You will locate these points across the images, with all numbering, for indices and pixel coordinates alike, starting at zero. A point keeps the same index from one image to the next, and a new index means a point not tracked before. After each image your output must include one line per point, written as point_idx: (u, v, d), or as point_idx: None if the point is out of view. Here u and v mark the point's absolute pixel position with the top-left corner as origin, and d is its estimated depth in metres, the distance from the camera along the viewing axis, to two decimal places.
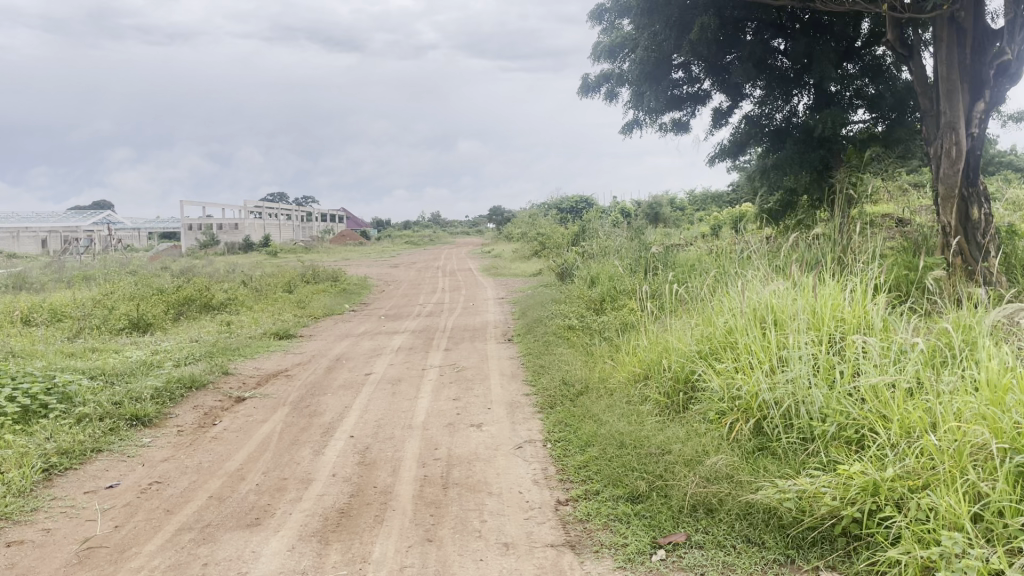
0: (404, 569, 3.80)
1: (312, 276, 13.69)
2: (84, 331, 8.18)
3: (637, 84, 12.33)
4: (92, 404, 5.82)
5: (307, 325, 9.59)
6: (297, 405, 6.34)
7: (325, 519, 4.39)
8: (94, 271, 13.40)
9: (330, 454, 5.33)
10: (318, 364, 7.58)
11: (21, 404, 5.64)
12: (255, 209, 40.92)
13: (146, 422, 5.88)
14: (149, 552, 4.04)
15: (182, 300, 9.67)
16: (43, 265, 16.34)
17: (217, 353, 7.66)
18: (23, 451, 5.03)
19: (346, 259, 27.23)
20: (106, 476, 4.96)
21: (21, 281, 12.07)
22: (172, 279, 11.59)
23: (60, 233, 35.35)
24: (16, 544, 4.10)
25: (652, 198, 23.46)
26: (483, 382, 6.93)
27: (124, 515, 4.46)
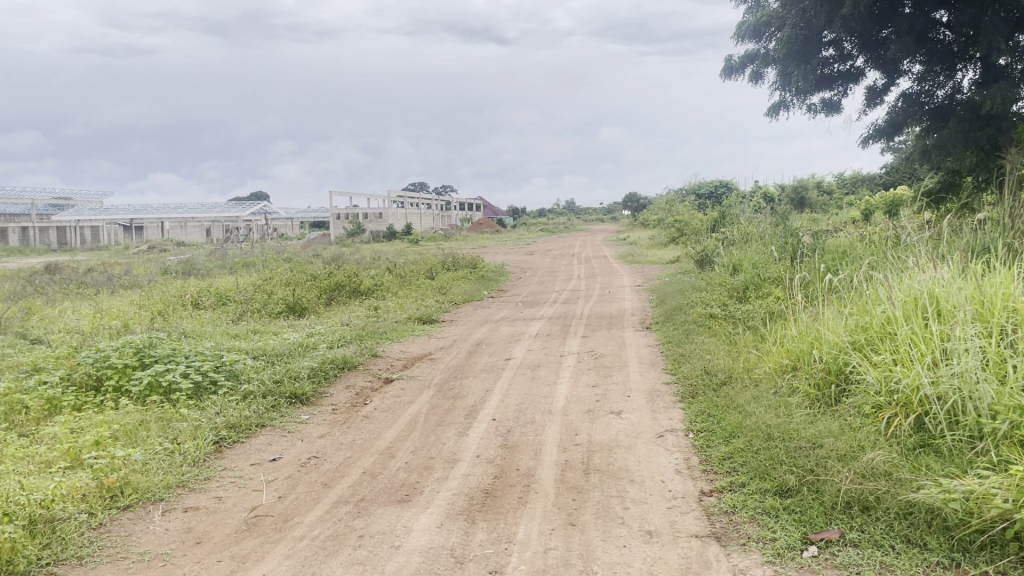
0: (547, 552, 3.87)
1: (451, 263, 14.06)
2: (246, 314, 8.77)
3: (784, 64, 11.90)
4: (256, 382, 6.24)
5: (448, 311, 9.85)
6: (442, 388, 6.55)
7: (470, 499, 4.53)
8: (255, 258, 14.32)
9: (473, 436, 5.48)
10: (460, 349, 7.79)
11: (193, 380, 6.11)
12: (397, 199, 42.46)
13: (304, 400, 6.23)
14: (310, 523, 4.31)
15: (333, 286, 10.17)
16: (210, 252, 17.61)
17: (366, 337, 8.00)
18: (196, 425, 5.47)
19: (484, 246, 27.81)
20: (269, 450, 5.31)
21: (189, 267, 13.04)
22: (323, 265, 12.22)
23: (223, 223, 38.11)
24: (192, 510, 4.47)
25: (797, 181, 22.57)
26: (622, 369, 6.92)
27: (286, 486, 4.77)
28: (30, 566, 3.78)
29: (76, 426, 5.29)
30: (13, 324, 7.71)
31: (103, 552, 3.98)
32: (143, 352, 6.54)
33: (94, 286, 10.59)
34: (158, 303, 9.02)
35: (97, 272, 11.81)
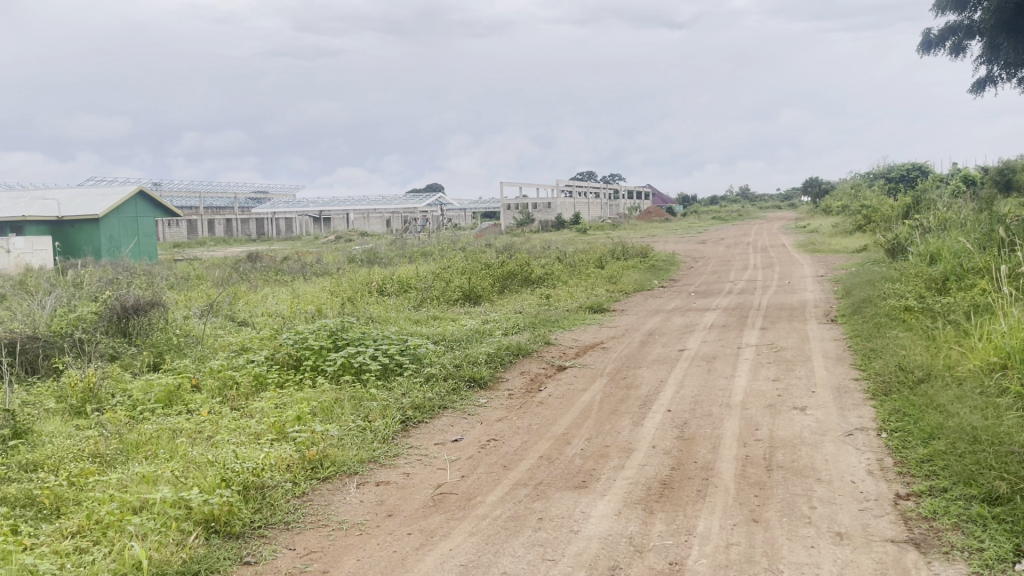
0: (729, 547, 3.79)
1: (621, 252, 14.00)
2: (426, 301, 9.18)
3: (991, 35, 10.91)
4: (437, 365, 6.53)
5: (619, 300, 9.84)
6: (616, 376, 6.57)
7: (648, 489, 4.51)
8: (432, 247, 14.93)
9: (649, 426, 5.45)
10: (632, 338, 7.76)
11: (381, 362, 6.48)
12: (565, 188, 42.76)
13: (482, 383, 6.45)
14: (492, 502, 4.46)
15: (506, 275, 10.42)
16: (390, 242, 18.53)
17: (538, 324, 8.15)
18: (385, 404, 5.81)
19: (655, 235, 27.45)
20: (451, 430, 5.55)
21: (372, 256, 13.80)
22: (497, 254, 12.54)
23: (401, 214, 39.98)
24: (383, 484, 4.75)
25: (1004, 163, 20.57)
26: (805, 364, 6.63)
27: (468, 467, 4.96)
28: (245, 527, 4.17)
29: (280, 402, 5.76)
30: (223, 308, 8.49)
31: (306, 519, 4.32)
32: (336, 335, 7.01)
33: (290, 274, 11.45)
34: (346, 289, 9.62)
35: (293, 260, 12.76)
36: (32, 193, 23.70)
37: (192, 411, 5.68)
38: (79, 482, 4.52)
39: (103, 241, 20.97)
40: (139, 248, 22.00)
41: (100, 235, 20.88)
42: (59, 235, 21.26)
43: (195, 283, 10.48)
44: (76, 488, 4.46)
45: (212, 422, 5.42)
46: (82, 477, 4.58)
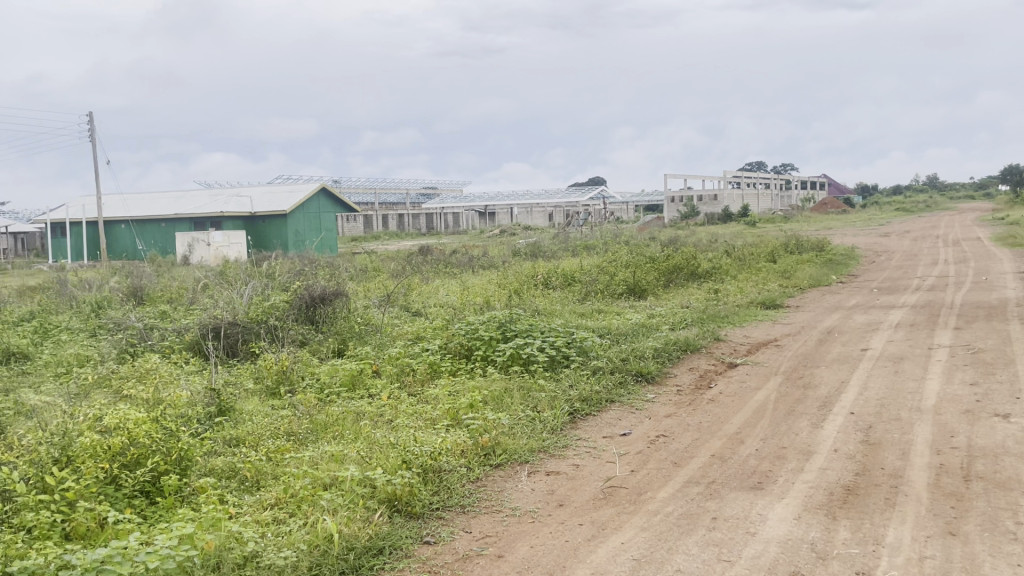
0: (923, 560, 3.55)
1: (795, 245, 13.40)
2: (591, 294, 9.20)
3: None
4: (605, 359, 6.53)
5: (793, 296, 9.42)
6: (791, 375, 6.30)
7: (830, 494, 4.30)
8: (596, 241, 14.92)
9: (829, 429, 5.19)
10: (809, 336, 7.42)
11: (549, 354, 6.56)
12: (733, 180, 41.43)
13: (650, 378, 6.39)
14: (663, 499, 4.41)
15: (672, 269, 10.25)
16: (555, 235, 18.71)
17: (707, 320, 7.96)
18: (553, 396, 5.87)
19: (831, 228, 26.06)
20: (620, 424, 5.53)
21: (537, 249, 13.99)
22: (662, 248, 12.36)
23: (563, 208, 40.26)
24: (554, 474, 4.81)
25: None
26: (1008, 367, 6.08)
27: (638, 461, 4.93)
28: (424, 508, 4.35)
29: (453, 389, 5.97)
30: (398, 298, 8.90)
31: (481, 504, 4.46)
32: (505, 326, 7.16)
33: (459, 266, 11.83)
34: (513, 282, 9.81)
35: (461, 254, 13.18)
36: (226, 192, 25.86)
37: (373, 395, 5.99)
38: (275, 457, 4.88)
39: (290, 235, 22.52)
40: (322, 241, 23.46)
41: (288, 230, 22.46)
42: (251, 229, 23.08)
43: (371, 274, 11.05)
44: (273, 463, 4.82)
45: (391, 407, 5.70)
46: (278, 453, 4.95)
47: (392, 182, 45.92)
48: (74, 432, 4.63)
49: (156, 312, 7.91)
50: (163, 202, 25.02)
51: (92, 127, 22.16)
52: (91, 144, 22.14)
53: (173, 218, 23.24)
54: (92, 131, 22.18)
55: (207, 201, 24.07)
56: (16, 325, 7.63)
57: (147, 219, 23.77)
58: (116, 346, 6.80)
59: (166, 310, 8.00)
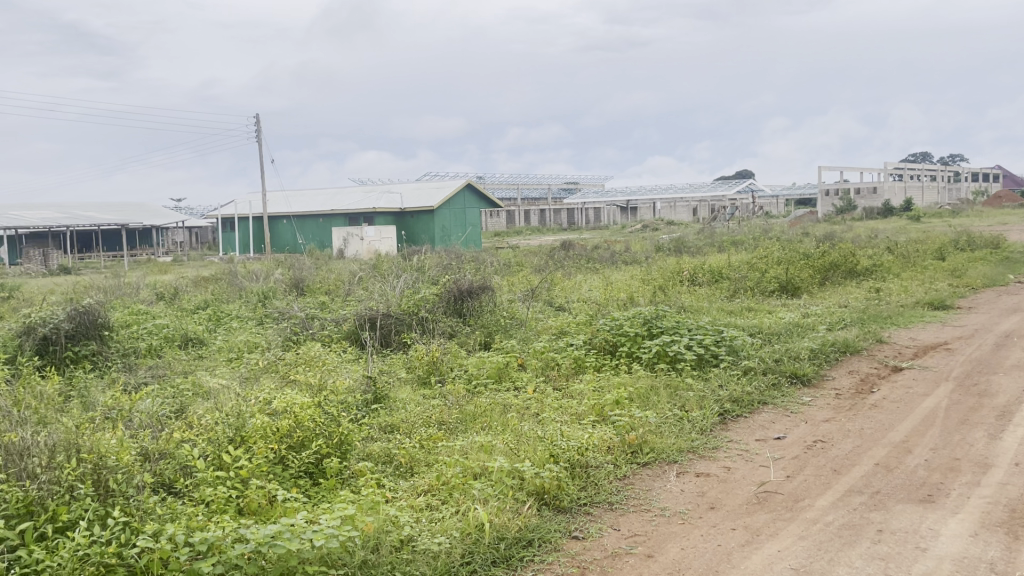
0: None
1: (966, 242, 12.44)
2: (740, 292, 8.93)
3: None
4: (756, 359, 6.31)
5: (965, 296, 8.75)
6: (964, 382, 5.85)
7: (1012, 512, 3.96)
8: (743, 236, 14.45)
9: (1010, 441, 4.78)
10: (984, 340, 6.86)
11: (697, 352, 6.41)
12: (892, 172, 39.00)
13: (805, 380, 6.12)
14: (822, 507, 4.21)
15: (828, 266, 9.77)
16: (700, 230, 18.25)
17: (867, 320, 7.53)
18: (702, 395, 5.74)
19: (1007, 222, 24.01)
20: (773, 427, 5.33)
21: (681, 244, 13.72)
22: (816, 244, 11.81)
23: (707, 202, 39.28)
24: (704, 475, 4.70)
25: None
26: None
27: (794, 467, 4.73)
28: (572, 503, 4.36)
29: (599, 385, 5.94)
30: (543, 293, 8.97)
31: (629, 501, 4.41)
32: (651, 323, 7.05)
33: (602, 261, 11.77)
34: (659, 277, 9.65)
35: (604, 249, 13.12)
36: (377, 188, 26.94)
37: (519, 388, 6.07)
38: (428, 445, 5.04)
39: (437, 230, 23.19)
40: (467, 236, 24.02)
41: (435, 225, 23.14)
42: (401, 224, 23.95)
43: (516, 269, 11.19)
44: (425, 450, 4.98)
45: (538, 400, 5.75)
46: (431, 440, 5.10)
47: (532, 178, 46.35)
48: (246, 414, 4.97)
49: (315, 303, 8.35)
50: (320, 199, 26.39)
51: (258, 128, 23.70)
52: (256, 144, 23.66)
53: (329, 213, 24.48)
54: (258, 132, 23.72)
55: (360, 198, 25.18)
56: (193, 312, 8.28)
57: (306, 214, 25.16)
58: (281, 334, 7.24)
59: (325, 300, 8.43)
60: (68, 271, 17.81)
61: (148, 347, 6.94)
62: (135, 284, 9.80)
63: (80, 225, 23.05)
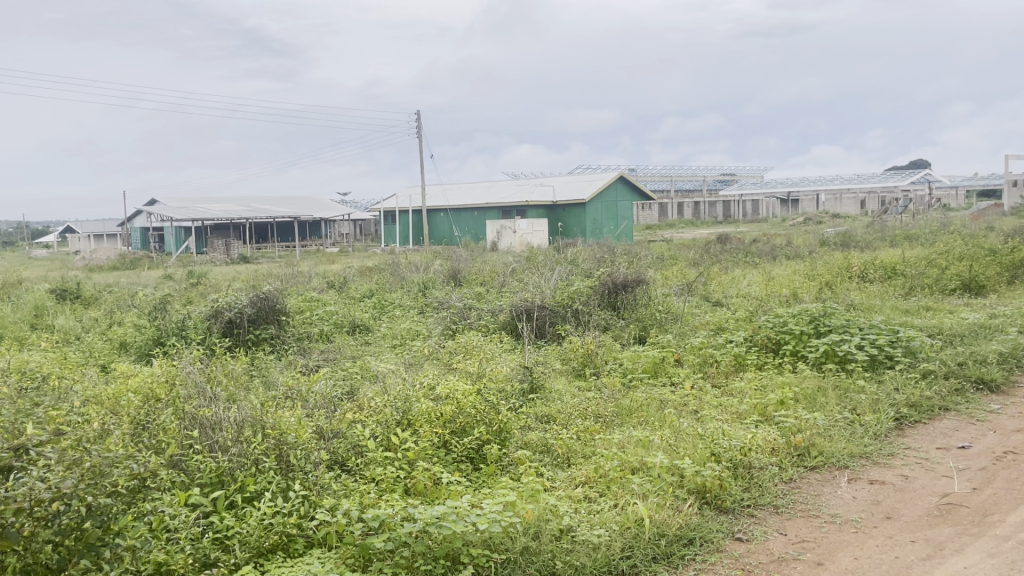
0: None
1: None
2: (916, 290, 8.36)
3: None
4: (936, 362, 5.89)
5: None
6: None
7: None
8: (918, 230, 13.53)
9: None
10: None
11: (869, 352, 6.06)
12: None
13: (994, 387, 5.64)
14: (1015, 524, 3.87)
15: (1018, 263, 8.96)
16: (868, 223, 17.25)
17: None
18: (875, 398, 5.42)
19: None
20: (957, 436, 4.95)
21: (847, 238, 13.01)
22: (1004, 238, 10.86)
23: (873, 194, 37.05)
24: (878, 483, 4.44)
25: None
26: None
27: (982, 479, 4.37)
28: (735, 503, 4.24)
29: (761, 384, 5.74)
30: (699, 287, 8.77)
31: (796, 506, 4.23)
32: (818, 320, 6.73)
33: (761, 256, 11.36)
34: (824, 273, 9.19)
35: (763, 242, 12.65)
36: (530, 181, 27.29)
37: (676, 384, 5.96)
38: (585, 436, 5.04)
39: (588, 224, 23.16)
40: (618, 230, 23.84)
41: (586, 218, 23.12)
42: (553, 218, 24.14)
43: (670, 263, 11.00)
44: (582, 442, 4.99)
45: (696, 397, 5.62)
46: (588, 432, 5.10)
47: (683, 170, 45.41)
48: (413, 398, 5.20)
49: (473, 293, 8.57)
50: (475, 192, 27.06)
51: (420, 123, 24.54)
52: (416, 138, 24.51)
53: (483, 206, 25.04)
54: (418, 127, 24.54)
55: (513, 191, 25.68)
56: (359, 300, 8.69)
57: (461, 207, 25.87)
58: (441, 322, 7.47)
59: (482, 291, 8.63)
60: (246, 259, 19.21)
61: (319, 332, 7.37)
62: (306, 273, 10.42)
63: (256, 218, 24.80)
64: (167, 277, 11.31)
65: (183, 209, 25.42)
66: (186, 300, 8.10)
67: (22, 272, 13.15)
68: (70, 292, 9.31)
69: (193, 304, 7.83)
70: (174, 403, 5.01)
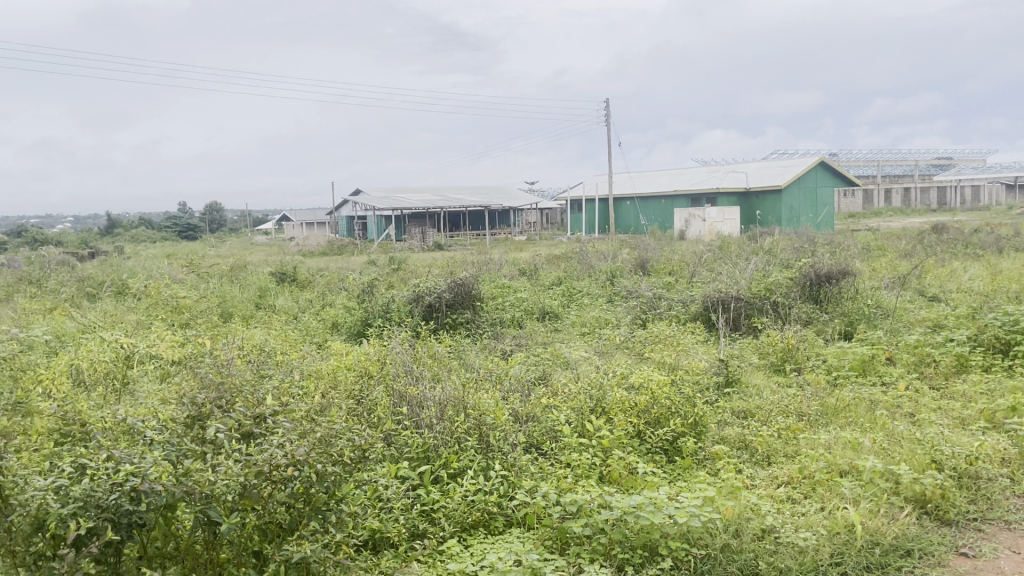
0: None
1: None
2: None
3: None
4: None
5: None
6: None
7: None
8: None
9: None
10: None
11: None
12: None
13: None
14: None
15: None
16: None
17: None
18: None
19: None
20: None
21: None
22: None
23: None
24: None
25: None
26: None
27: None
28: (959, 515, 3.90)
29: (988, 388, 5.24)
30: (911, 281, 8.14)
31: None
32: None
33: (984, 247, 10.36)
34: None
35: (986, 233, 11.54)
36: (722, 167, 26.51)
37: (888, 384, 5.58)
38: (787, 435, 4.84)
39: (785, 211, 22.17)
40: (818, 220, 22.89)
41: (783, 206, 22.16)
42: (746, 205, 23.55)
43: (877, 253, 10.30)
44: (783, 441, 4.78)
45: (911, 399, 5.23)
46: (790, 431, 4.88)
47: (885, 155, 42.31)
48: (607, 386, 5.26)
49: (662, 283, 8.46)
50: (664, 179, 26.81)
51: (607, 111, 24.50)
52: (607, 126, 24.49)
53: (671, 194, 24.67)
54: (608, 116, 24.50)
55: (705, 178, 25.16)
56: (549, 287, 8.83)
57: (648, 195, 25.64)
58: (631, 312, 7.45)
59: (672, 281, 8.51)
60: (439, 245, 20.09)
61: (511, 317, 7.57)
62: (498, 260, 10.72)
63: (449, 207, 25.87)
64: (370, 262, 12.05)
65: (380, 198, 26.98)
66: (388, 284, 8.58)
67: (249, 256, 14.49)
68: (288, 274, 10.16)
69: (396, 288, 8.29)
70: (384, 380, 5.37)
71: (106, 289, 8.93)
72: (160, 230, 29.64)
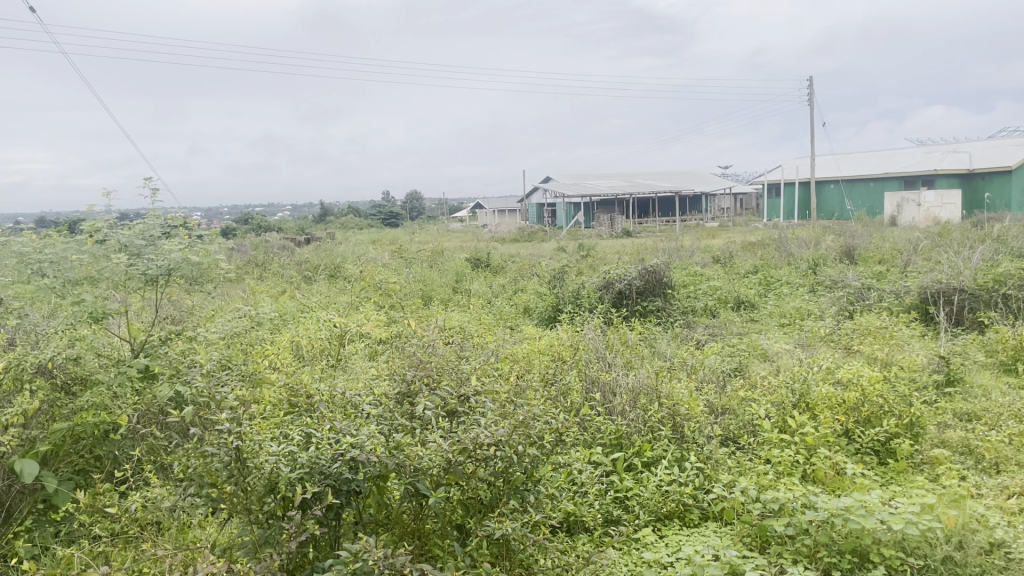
0: None
1: None
2: None
3: None
4: None
5: None
6: None
7: None
8: None
9: None
10: None
11: None
12: None
13: None
14: None
15: None
16: None
17: None
18: None
19: None
20: None
21: None
22: None
23: None
24: None
25: None
26: None
27: None
28: None
29: None
30: None
31: None
32: None
33: None
34: None
35: None
36: (943, 147, 24.27)
37: None
38: (1020, 441, 4.36)
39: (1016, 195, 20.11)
40: None
41: (1015, 188, 20.01)
42: (968, 188, 21.37)
43: None
44: (1016, 447, 4.31)
45: None
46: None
47: None
48: (811, 381, 5.01)
49: (871, 272, 7.90)
50: (873, 161, 24.98)
51: (809, 91, 23.16)
52: (809, 105, 23.20)
53: (881, 177, 23.06)
54: (811, 95, 23.19)
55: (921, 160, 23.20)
56: (744, 276, 8.51)
57: (855, 179, 24.03)
58: (836, 303, 7.02)
59: (882, 270, 7.92)
60: (628, 232, 19.96)
61: (704, 306, 7.37)
62: (690, 247, 10.48)
63: (638, 192, 25.60)
64: (561, 249, 12.17)
65: (568, 186, 27.19)
66: (579, 271, 8.63)
67: (447, 243, 15.08)
68: (482, 260, 10.50)
69: (586, 274, 8.33)
70: (577, 365, 5.41)
71: (322, 272, 9.66)
72: (366, 217, 31.69)
